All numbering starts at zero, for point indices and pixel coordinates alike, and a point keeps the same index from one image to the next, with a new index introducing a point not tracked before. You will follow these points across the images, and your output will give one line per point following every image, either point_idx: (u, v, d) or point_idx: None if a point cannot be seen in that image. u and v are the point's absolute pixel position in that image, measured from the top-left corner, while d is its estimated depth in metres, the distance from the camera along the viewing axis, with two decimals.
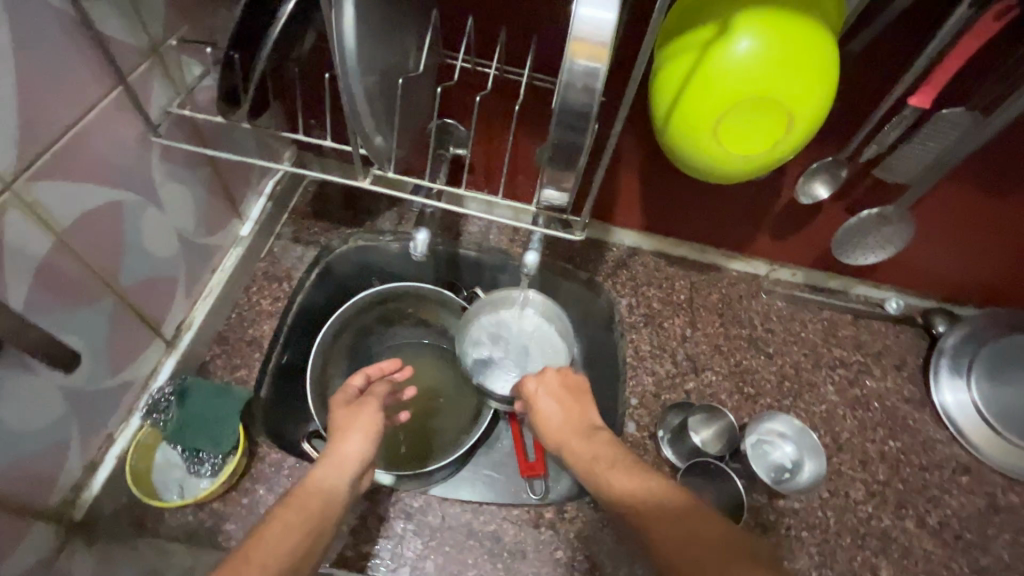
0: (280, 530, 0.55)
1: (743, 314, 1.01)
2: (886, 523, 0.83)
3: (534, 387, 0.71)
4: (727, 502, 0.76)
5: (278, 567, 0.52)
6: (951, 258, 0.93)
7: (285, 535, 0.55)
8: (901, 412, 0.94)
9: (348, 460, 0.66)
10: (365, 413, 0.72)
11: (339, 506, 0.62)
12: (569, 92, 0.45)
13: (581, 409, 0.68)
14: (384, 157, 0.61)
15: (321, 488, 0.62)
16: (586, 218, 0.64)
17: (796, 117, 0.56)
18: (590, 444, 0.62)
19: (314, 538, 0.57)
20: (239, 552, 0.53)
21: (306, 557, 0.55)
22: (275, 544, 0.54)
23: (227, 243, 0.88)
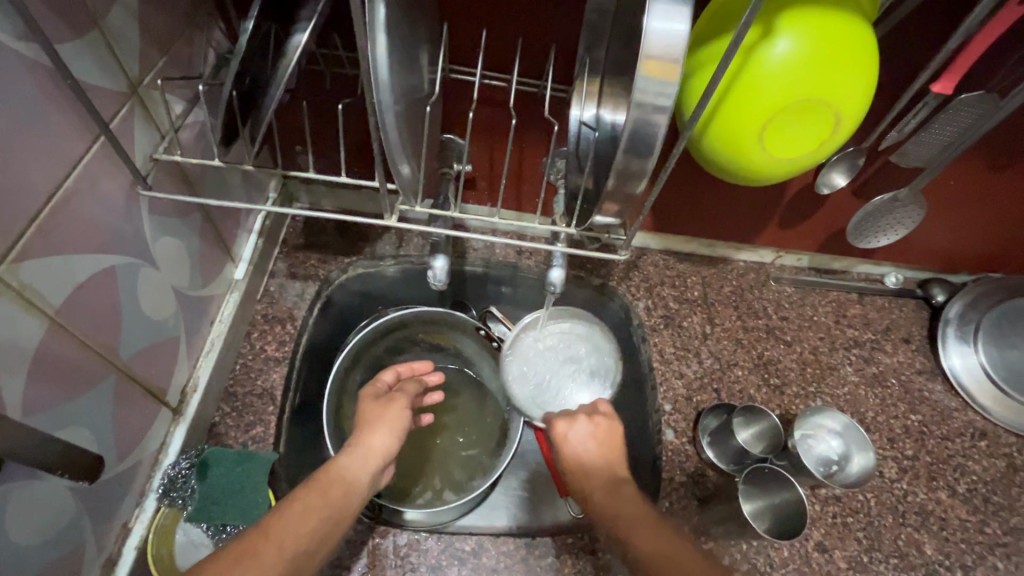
0: (298, 514, 0.51)
1: (757, 304, 1.01)
2: (922, 498, 0.84)
3: (566, 428, 0.66)
4: (785, 508, 0.75)
5: (293, 553, 0.48)
6: (951, 231, 0.95)
7: (305, 518, 0.51)
8: (916, 384, 0.96)
9: (374, 449, 0.62)
10: (393, 410, 0.68)
11: (359, 501, 0.57)
12: (637, 113, 0.42)
13: (609, 461, 0.63)
14: (412, 192, 0.56)
15: (345, 478, 0.58)
16: (630, 238, 0.61)
17: (843, 117, 0.55)
18: (614, 499, 0.58)
19: (331, 527, 0.52)
20: (261, 525, 0.50)
21: (320, 546, 0.51)
22: (294, 525, 0.50)
23: (221, 290, 0.80)
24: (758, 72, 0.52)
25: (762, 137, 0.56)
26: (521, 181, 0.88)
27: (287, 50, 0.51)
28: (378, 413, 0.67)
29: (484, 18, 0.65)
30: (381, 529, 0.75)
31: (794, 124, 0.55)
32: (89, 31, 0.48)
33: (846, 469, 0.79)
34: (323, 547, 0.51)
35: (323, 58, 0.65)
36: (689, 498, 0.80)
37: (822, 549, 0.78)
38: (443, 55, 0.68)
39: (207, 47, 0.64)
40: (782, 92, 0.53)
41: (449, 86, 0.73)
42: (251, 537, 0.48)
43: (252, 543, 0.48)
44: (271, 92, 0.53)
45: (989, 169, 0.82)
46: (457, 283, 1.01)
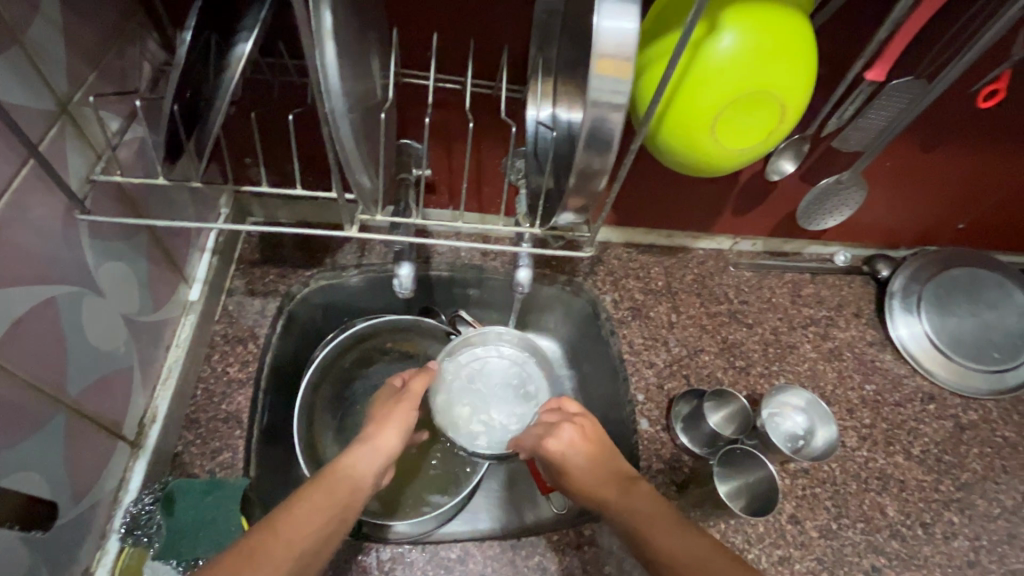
0: (307, 511, 0.54)
1: (718, 290, 1.05)
2: (881, 462, 0.89)
3: (558, 445, 0.64)
4: (762, 489, 0.76)
5: (300, 548, 0.51)
6: (890, 209, 1.01)
7: (311, 515, 0.54)
8: (869, 355, 1.02)
9: (382, 447, 0.65)
10: (400, 409, 0.69)
11: (363, 499, 0.60)
12: (594, 110, 0.42)
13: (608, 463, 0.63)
14: (372, 200, 0.55)
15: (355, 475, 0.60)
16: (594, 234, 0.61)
17: (787, 107, 0.57)
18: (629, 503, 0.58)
19: (339, 522, 0.55)
20: (271, 520, 0.53)
21: (328, 540, 0.54)
22: (305, 519, 0.53)
23: (176, 313, 0.77)
24: (707, 67, 0.54)
25: (714, 130, 0.57)
26: (481, 183, 0.88)
27: (230, 60, 0.49)
28: (386, 412, 0.70)
29: (433, 20, 0.64)
30: (363, 545, 0.73)
31: (742, 116, 0.57)
32: (10, 49, 0.44)
33: (811, 443, 0.82)
34: (328, 543, 0.54)
35: (268, 67, 0.62)
36: (667, 484, 0.81)
37: (795, 520, 0.81)
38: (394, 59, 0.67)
39: (142, 59, 0.61)
40: (730, 86, 0.54)
41: (403, 91, 0.72)
42: (262, 531, 0.51)
43: (263, 538, 0.51)
44: (215, 104, 0.51)
45: (921, 149, 0.87)
46: (424, 289, 1.00)
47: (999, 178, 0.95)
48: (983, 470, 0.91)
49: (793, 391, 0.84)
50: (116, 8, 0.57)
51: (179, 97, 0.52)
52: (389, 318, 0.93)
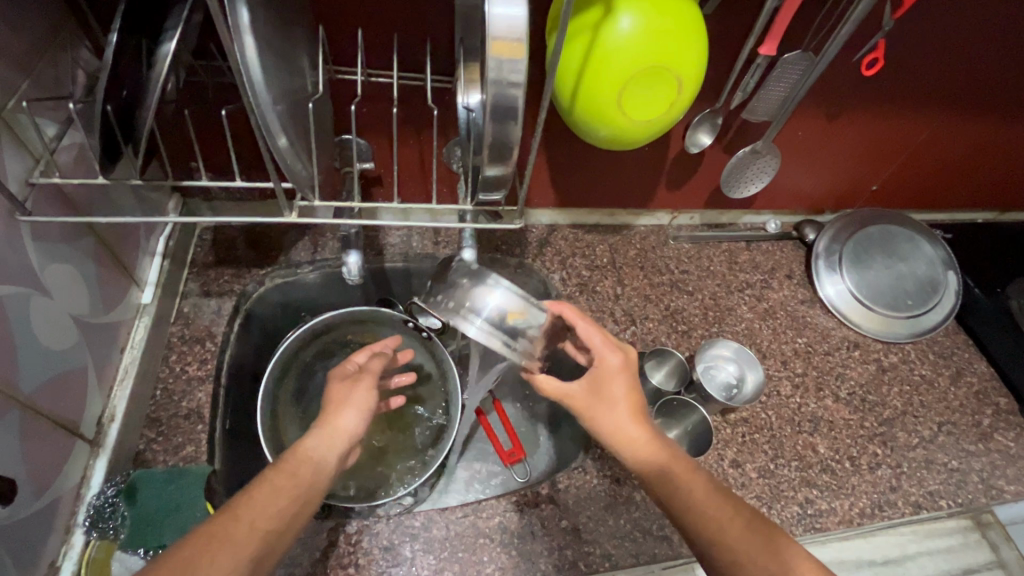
0: (267, 497, 0.57)
1: (660, 262, 1.12)
2: (813, 406, 0.97)
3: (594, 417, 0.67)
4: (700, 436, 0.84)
5: (261, 533, 0.54)
6: (809, 175, 1.10)
7: (272, 500, 0.57)
8: (800, 312, 1.10)
9: (341, 431, 0.68)
10: (357, 391, 0.73)
11: (327, 478, 0.63)
12: (494, 88, 0.47)
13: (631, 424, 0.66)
14: (308, 188, 0.59)
15: (316, 458, 0.64)
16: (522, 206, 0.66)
17: (684, 80, 0.63)
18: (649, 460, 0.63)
19: (300, 503, 0.59)
20: (230, 505, 0.55)
21: (293, 521, 0.57)
22: (265, 504, 0.56)
23: (129, 316, 0.78)
24: (608, 48, 0.60)
25: (621, 104, 0.63)
26: (424, 174, 0.92)
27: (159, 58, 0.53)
28: (345, 396, 0.73)
29: (358, 18, 0.68)
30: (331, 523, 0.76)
31: (644, 89, 0.63)
32: None
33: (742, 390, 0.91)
34: (293, 523, 0.57)
35: (203, 69, 0.66)
36: None
37: (736, 464, 0.88)
38: (325, 56, 0.71)
39: (76, 66, 0.63)
40: (631, 62, 0.60)
41: (338, 88, 0.76)
42: (220, 518, 0.54)
43: (221, 524, 0.53)
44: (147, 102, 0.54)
45: (826, 117, 0.96)
46: (380, 280, 1.03)
47: (900, 141, 1.05)
48: (904, 406, 1.00)
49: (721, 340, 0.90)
50: (45, 19, 0.59)
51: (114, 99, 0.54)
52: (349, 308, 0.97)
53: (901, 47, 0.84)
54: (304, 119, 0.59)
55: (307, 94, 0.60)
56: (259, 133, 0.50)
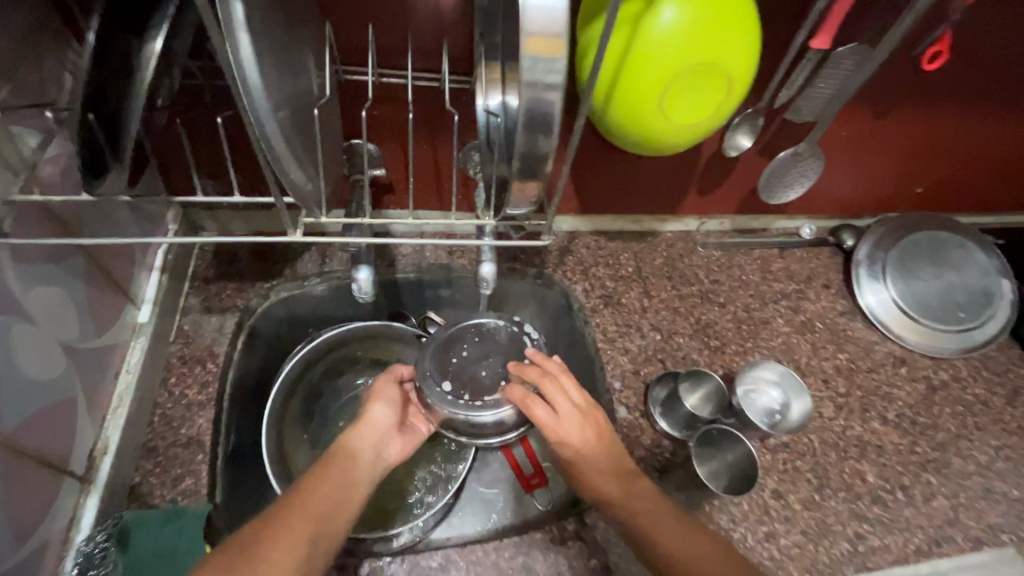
0: (286, 533, 0.53)
1: (689, 272, 1.04)
2: (859, 430, 0.90)
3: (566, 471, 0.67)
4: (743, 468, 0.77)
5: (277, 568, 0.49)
6: (851, 177, 1.02)
7: (290, 534, 0.53)
8: (839, 325, 1.03)
9: (379, 423, 0.70)
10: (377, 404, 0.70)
11: (346, 517, 0.58)
12: (528, 91, 0.41)
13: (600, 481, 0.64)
14: (313, 203, 0.52)
15: (357, 455, 0.65)
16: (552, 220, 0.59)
17: (733, 79, 0.56)
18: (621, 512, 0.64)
19: (318, 543, 0.54)
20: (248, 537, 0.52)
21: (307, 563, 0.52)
22: (283, 541, 0.52)
23: (125, 337, 0.73)
24: (650, 42, 0.53)
25: (663, 106, 0.56)
26: (438, 180, 0.86)
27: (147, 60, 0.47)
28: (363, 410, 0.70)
29: (368, 11, 0.62)
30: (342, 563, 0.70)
31: (688, 89, 0.56)
32: None
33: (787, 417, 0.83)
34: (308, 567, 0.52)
35: (200, 71, 0.60)
36: (648, 470, 0.80)
37: (778, 495, 0.81)
38: (331, 55, 0.64)
39: (60, 70, 0.57)
40: (676, 58, 0.53)
41: (346, 89, 0.70)
42: (240, 545, 0.50)
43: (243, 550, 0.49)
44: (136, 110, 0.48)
45: (873, 115, 0.88)
46: (391, 293, 0.97)
47: (951, 141, 0.97)
48: (957, 429, 0.92)
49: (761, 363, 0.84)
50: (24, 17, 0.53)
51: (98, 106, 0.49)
52: (359, 324, 0.91)
53: (964, 39, 0.77)
54: (310, 126, 0.53)
55: (313, 98, 0.54)
56: (258, 145, 0.44)
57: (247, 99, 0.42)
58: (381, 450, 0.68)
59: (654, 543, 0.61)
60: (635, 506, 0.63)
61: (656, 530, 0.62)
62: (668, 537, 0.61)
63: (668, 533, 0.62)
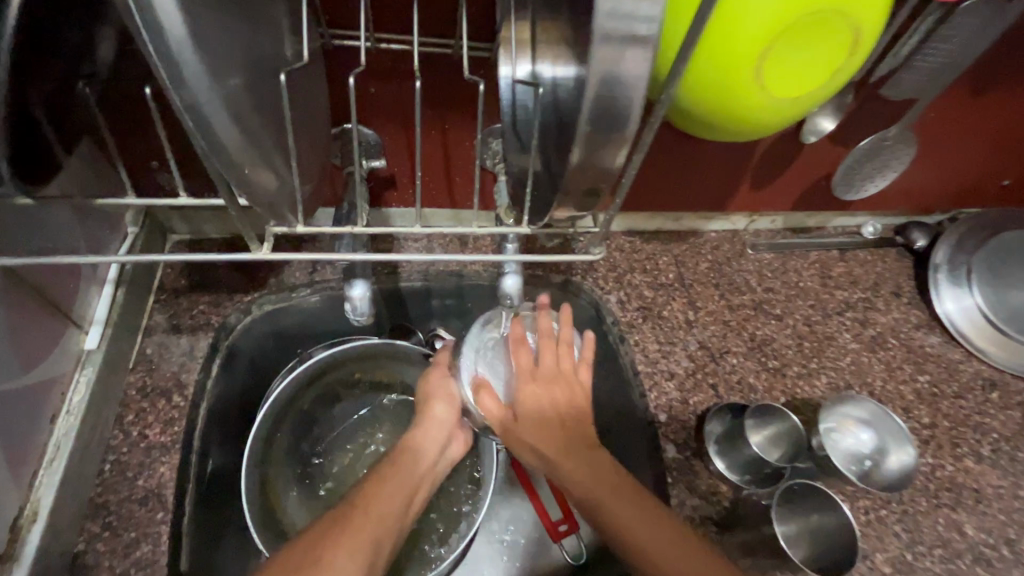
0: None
1: (737, 278, 0.88)
2: (950, 470, 0.76)
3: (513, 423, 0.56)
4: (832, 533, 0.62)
5: None
6: (929, 166, 0.87)
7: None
8: (917, 341, 0.88)
9: (443, 419, 0.62)
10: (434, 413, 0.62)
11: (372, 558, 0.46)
12: (607, 47, 0.30)
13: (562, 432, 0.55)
14: (286, 207, 0.40)
15: (421, 454, 0.59)
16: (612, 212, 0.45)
17: (859, 37, 0.41)
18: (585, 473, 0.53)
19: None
20: None
21: None
22: None
23: (65, 369, 0.60)
24: None
25: (763, 72, 0.41)
26: (449, 171, 0.72)
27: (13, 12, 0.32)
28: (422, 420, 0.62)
29: None
30: None
31: (800, 50, 0.41)
32: None
33: (882, 466, 0.68)
34: None
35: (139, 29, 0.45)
36: (705, 524, 0.67)
37: (863, 555, 0.67)
38: (313, 14, 0.50)
39: None
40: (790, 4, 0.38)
41: (333, 57, 0.55)
42: None
43: None
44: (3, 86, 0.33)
45: (971, 91, 0.74)
46: (393, 303, 0.83)
47: None
48: None
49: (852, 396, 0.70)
50: None
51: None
52: (357, 342, 0.76)
53: None
54: (278, 100, 0.38)
55: (286, 64, 0.39)
56: (194, 128, 0.30)
57: (163, 58, 0.27)
58: (445, 451, 0.62)
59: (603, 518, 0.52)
60: (580, 473, 0.53)
61: (606, 505, 0.52)
62: (621, 514, 0.51)
63: (619, 511, 0.51)
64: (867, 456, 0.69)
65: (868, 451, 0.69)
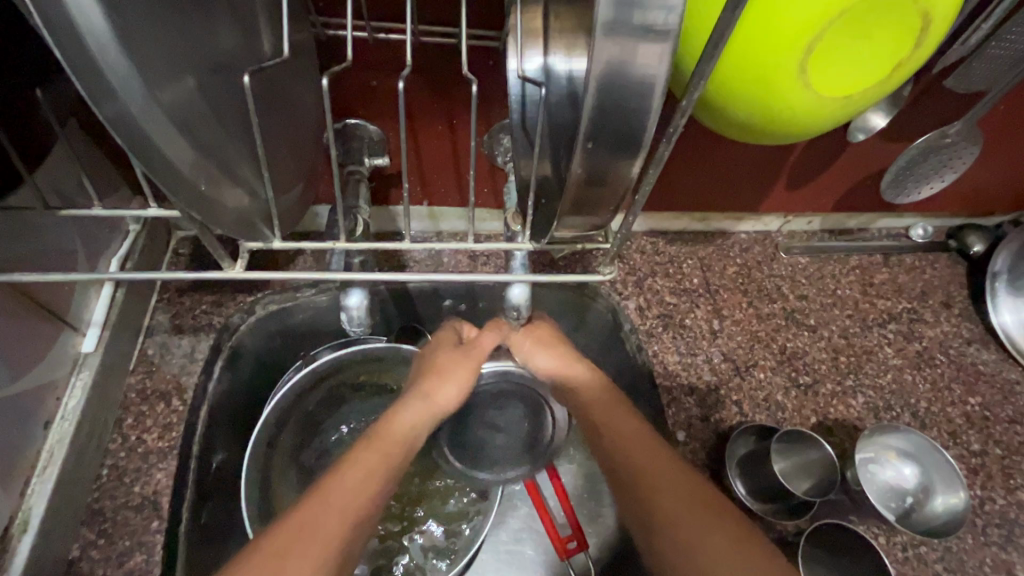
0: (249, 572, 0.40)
1: (768, 284, 0.82)
2: (1001, 504, 0.69)
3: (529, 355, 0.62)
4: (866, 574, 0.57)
5: None
6: (991, 164, 0.78)
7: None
8: (968, 358, 0.80)
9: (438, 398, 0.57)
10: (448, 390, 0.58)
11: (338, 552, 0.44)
12: (615, 42, 0.26)
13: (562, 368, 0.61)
14: (259, 219, 0.37)
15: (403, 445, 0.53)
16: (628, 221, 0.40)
17: (926, 26, 0.35)
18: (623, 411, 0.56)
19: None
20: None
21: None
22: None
23: (61, 373, 0.59)
24: None
25: (806, 68, 0.35)
26: (457, 170, 0.68)
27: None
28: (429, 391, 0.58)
29: None
30: None
31: (853, 41, 0.35)
32: None
33: (925, 505, 0.63)
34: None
35: None
36: None
37: None
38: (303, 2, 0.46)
39: None
40: None
41: (327, 49, 0.52)
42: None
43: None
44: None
45: None
46: (402, 304, 0.79)
47: None
48: None
49: (899, 424, 0.64)
50: None
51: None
52: (363, 344, 0.72)
53: None
54: (245, 103, 0.34)
55: (262, 62, 0.36)
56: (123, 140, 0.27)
57: (77, 63, 0.24)
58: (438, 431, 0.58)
59: (639, 479, 0.51)
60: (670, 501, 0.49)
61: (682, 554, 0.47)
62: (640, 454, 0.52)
63: (716, 550, 0.46)
64: (907, 492, 0.64)
65: (910, 486, 0.64)
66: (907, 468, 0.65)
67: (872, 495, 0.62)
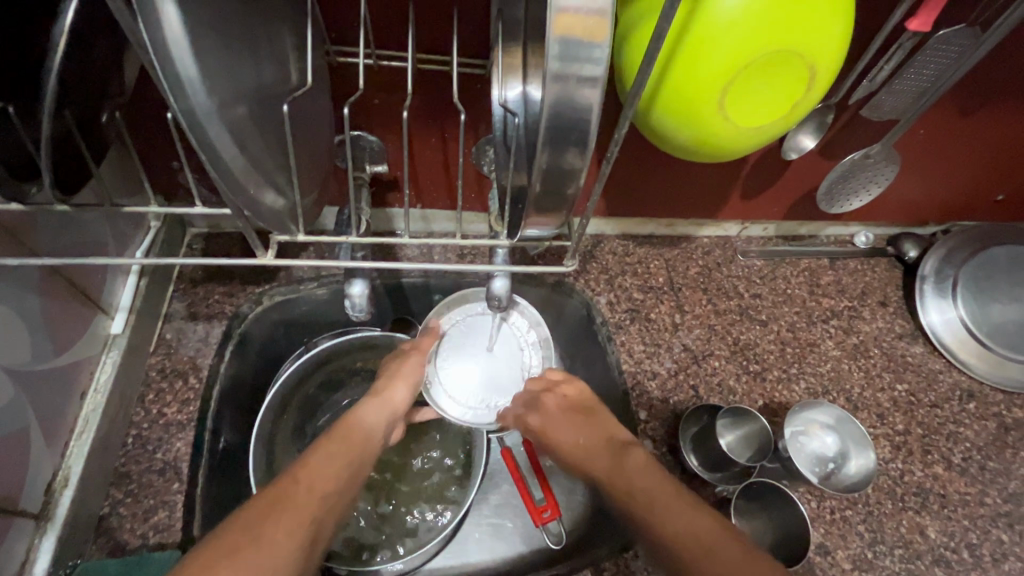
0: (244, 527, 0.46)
1: (726, 284, 0.92)
2: (919, 475, 0.79)
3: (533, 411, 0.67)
4: (793, 529, 0.67)
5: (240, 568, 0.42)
6: (919, 179, 0.89)
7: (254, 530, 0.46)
8: (898, 351, 0.90)
9: (390, 401, 0.65)
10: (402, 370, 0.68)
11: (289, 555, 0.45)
12: (561, 85, 0.34)
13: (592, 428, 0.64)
14: (287, 218, 0.45)
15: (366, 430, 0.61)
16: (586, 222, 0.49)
17: (817, 72, 0.45)
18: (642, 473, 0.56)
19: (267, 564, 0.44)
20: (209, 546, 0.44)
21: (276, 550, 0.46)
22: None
23: (94, 352, 0.67)
24: (715, 25, 0.41)
25: (724, 105, 0.45)
26: (449, 177, 0.76)
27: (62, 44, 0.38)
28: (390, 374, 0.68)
29: None
30: None
31: (760, 84, 0.44)
32: None
33: (844, 469, 0.73)
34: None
35: None
36: None
37: (824, 551, 0.71)
38: (320, 33, 0.55)
39: None
40: (747, 44, 0.41)
41: (337, 72, 0.60)
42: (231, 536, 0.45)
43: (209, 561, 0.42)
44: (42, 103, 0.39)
45: (957, 110, 0.76)
46: (397, 297, 0.87)
47: None
48: None
49: (823, 401, 0.75)
50: None
51: (9, 94, 0.40)
52: (360, 332, 0.80)
53: None
54: (280, 123, 0.43)
55: (291, 91, 0.45)
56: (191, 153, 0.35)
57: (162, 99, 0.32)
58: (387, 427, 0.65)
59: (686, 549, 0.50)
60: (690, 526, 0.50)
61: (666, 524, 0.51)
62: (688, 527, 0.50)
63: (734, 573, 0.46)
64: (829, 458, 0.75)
65: (831, 452, 0.75)
66: (830, 438, 0.75)
67: (799, 461, 0.73)
